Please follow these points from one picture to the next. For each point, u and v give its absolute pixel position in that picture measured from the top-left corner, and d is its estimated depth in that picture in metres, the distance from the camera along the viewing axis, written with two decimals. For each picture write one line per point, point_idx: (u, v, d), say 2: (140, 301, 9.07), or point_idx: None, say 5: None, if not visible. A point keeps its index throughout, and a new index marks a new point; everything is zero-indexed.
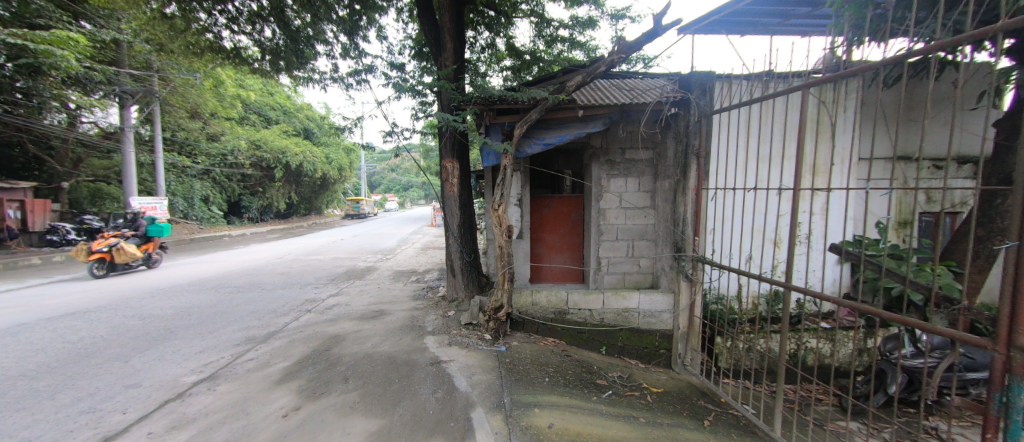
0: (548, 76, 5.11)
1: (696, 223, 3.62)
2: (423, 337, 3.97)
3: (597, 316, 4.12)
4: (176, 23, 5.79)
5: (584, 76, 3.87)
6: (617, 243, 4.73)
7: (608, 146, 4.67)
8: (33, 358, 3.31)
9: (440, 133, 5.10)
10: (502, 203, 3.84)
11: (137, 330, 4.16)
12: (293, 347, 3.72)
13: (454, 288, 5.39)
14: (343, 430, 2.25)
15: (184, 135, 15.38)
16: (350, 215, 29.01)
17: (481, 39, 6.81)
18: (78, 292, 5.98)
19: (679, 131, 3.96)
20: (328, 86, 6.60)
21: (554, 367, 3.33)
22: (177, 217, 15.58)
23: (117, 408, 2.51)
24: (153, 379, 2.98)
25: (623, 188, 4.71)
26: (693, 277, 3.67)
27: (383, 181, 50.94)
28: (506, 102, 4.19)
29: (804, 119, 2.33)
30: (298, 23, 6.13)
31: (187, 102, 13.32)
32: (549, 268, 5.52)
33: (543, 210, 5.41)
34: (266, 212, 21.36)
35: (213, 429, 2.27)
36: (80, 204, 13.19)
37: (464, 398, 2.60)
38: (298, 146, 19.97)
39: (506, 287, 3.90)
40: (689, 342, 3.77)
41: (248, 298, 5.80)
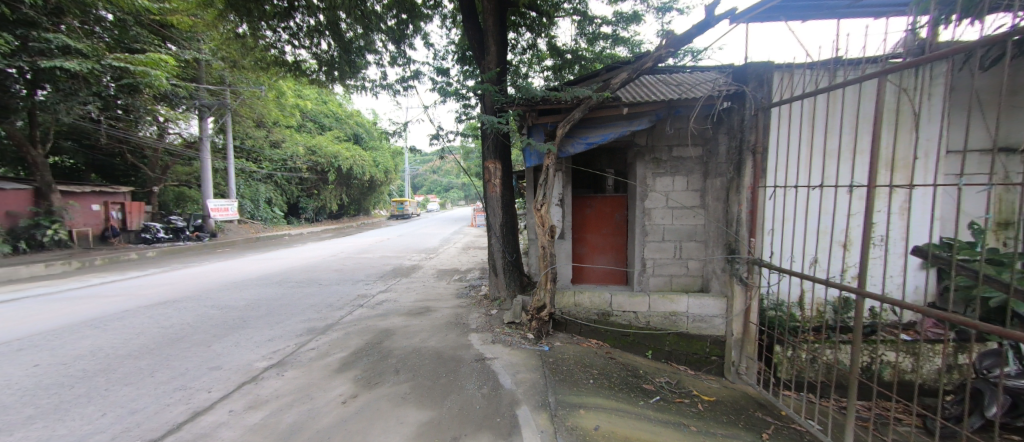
0: (591, 74, 5.06)
1: (751, 223, 3.40)
2: (468, 334, 4.08)
3: (642, 319, 4.01)
4: (247, 42, 6.40)
5: (630, 73, 3.77)
6: (663, 244, 4.58)
7: (655, 144, 4.52)
8: (135, 340, 3.80)
9: (483, 136, 5.20)
10: (546, 203, 3.82)
11: (217, 318, 4.65)
12: (349, 339, 3.98)
13: (497, 287, 5.48)
14: (397, 419, 2.37)
15: (252, 143, 16.91)
16: (396, 216, 30.41)
17: (523, 41, 6.86)
18: (168, 284, 6.78)
19: (733, 126, 3.75)
20: (378, 94, 6.96)
21: (599, 369, 3.28)
22: (245, 217, 17.16)
23: (204, 387, 2.82)
24: (230, 363, 3.31)
25: (671, 187, 4.54)
26: (749, 281, 3.46)
27: (426, 183, 52.80)
28: (549, 102, 4.20)
29: (881, 108, 2.11)
30: (350, 35, 6.52)
31: (254, 112, 14.61)
32: (592, 269, 5.45)
33: (586, 210, 5.36)
34: (321, 213, 22.95)
35: (284, 411, 2.48)
36: (167, 207, 15.12)
37: (509, 395, 2.64)
38: (349, 151, 21.24)
39: (549, 287, 3.91)
40: (746, 350, 3.54)
41: (307, 292, 6.28)
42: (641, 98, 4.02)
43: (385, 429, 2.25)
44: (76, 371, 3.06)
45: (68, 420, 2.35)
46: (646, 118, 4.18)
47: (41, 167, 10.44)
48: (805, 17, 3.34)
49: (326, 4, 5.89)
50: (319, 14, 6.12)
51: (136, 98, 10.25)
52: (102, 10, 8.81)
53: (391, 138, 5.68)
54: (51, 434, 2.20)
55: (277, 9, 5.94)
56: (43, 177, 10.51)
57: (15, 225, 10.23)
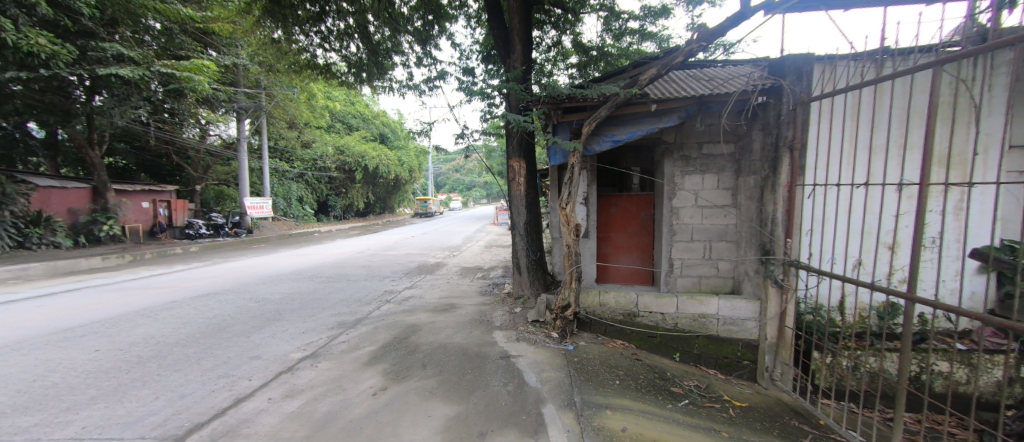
0: (617, 70, 4.98)
1: (788, 223, 3.25)
2: (492, 331, 4.12)
3: (670, 320, 3.92)
4: (282, 46, 6.67)
5: (658, 68, 3.68)
6: (692, 243, 4.45)
7: (683, 141, 4.40)
8: (182, 330, 4.05)
9: (508, 135, 5.22)
10: (571, 202, 3.79)
11: (255, 310, 4.90)
12: (377, 333, 4.10)
13: (520, 285, 5.49)
14: (425, 412, 2.42)
15: (285, 143, 17.63)
16: (419, 214, 30.99)
17: (548, 38, 6.82)
18: (209, 277, 7.19)
19: (768, 123, 3.60)
20: (404, 94, 7.11)
21: (625, 370, 3.24)
22: (279, 215, 17.94)
23: (245, 375, 2.98)
24: (268, 353, 3.48)
25: (700, 185, 4.41)
26: (785, 284, 3.31)
27: (449, 181, 53.47)
28: (575, 100, 4.16)
29: (935, 101, 1.97)
30: (378, 37, 6.68)
31: (286, 114, 15.21)
32: (617, 269, 5.37)
33: (611, 209, 5.29)
34: (348, 211, 23.69)
35: (319, 400, 2.59)
36: (209, 204, 16.02)
37: (535, 393, 2.65)
38: (376, 150, 21.79)
39: (573, 287, 3.89)
40: (781, 355, 3.38)
41: (337, 287, 6.51)
42: (669, 94, 3.92)
43: (414, 422, 2.30)
44: (131, 357, 3.29)
45: (126, 401, 2.53)
46: (675, 114, 4.07)
47: (97, 167, 11.26)
48: (848, 6, 3.15)
49: (356, 7, 6.06)
50: (348, 18, 6.31)
51: (181, 102, 10.86)
52: (151, 19, 9.38)
53: (417, 137, 5.79)
54: (112, 413, 2.38)
55: (309, 14, 6.16)
56: (100, 176, 11.34)
57: (75, 220, 11.17)
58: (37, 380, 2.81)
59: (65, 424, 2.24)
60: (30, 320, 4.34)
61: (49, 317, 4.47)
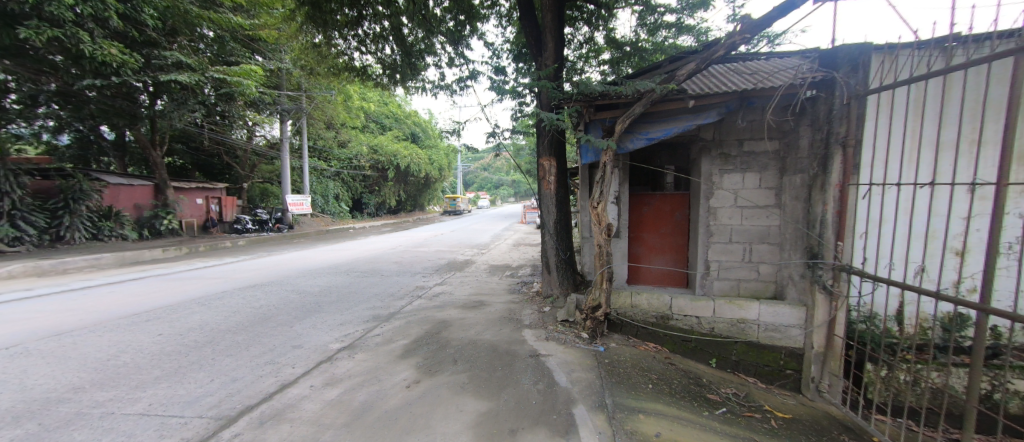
0: (652, 66, 4.85)
1: (840, 225, 3.04)
2: (522, 329, 4.13)
3: (706, 324, 3.77)
4: (322, 50, 6.98)
5: (698, 63, 3.53)
6: (731, 245, 4.27)
7: (723, 138, 4.23)
8: (233, 318, 4.35)
9: (538, 133, 5.21)
10: (602, 201, 3.72)
11: (296, 302, 5.18)
12: (410, 327, 4.22)
13: (549, 284, 5.46)
14: (456, 407, 2.46)
15: (323, 143, 18.44)
16: (448, 212, 31.51)
17: (580, 35, 6.73)
18: (255, 269, 7.66)
19: (818, 118, 3.38)
20: (436, 94, 7.25)
21: (658, 374, 3.15)
22: (317, 211, 18.82)
23: (289, 363, 3.16)
24: (309, 343, 3.66)
25: (740, 184, 4.21)
26: (835, 290, 3.10)
27: (478, 180, 54.09)
28: (608, 98, 4.08)
29: (1017, 91, 1.78)
30: (412, 39, 6.84)
31: (325, 115, 15.89)
32: (649, 270, 5.24)
33: (643, 209, 5.17)
34: (381, 208, 24.49)
35: (357, 390, 2.70)
36: (255, 201, 17.02)
37: (565, 393, 2.64)
38: (407, 150, 22.39)
39: (604, 287, 3.83)
40: (829, 365, 3.16)
41: (371, 282, 6.75)
42: (709, 89, 3.77)
43: (446, 415, 2.35)
44: (188, 342, 3.56)
45: (186, 382, 2.75)
46: (714, 111, 3.92)
47: (158, 166, 12.24)
48: None
49: (391, 10, 6.22)
50: (384, 21, 6.50)
51: (232, 106, 11.58)
52: (205, 28, 10.06)
53: (449, 137, 5.89)
54: (174, 393, 2.58)
55: (348, 18, 6.39)
56: (161, 175, 12.35)
57: (140, 215, 12.23)
58: (111, 359, 3.10)
59: (134, 400, 2.45)
60: (103, 305, 4.80)
61: (119, 303, 4.92)
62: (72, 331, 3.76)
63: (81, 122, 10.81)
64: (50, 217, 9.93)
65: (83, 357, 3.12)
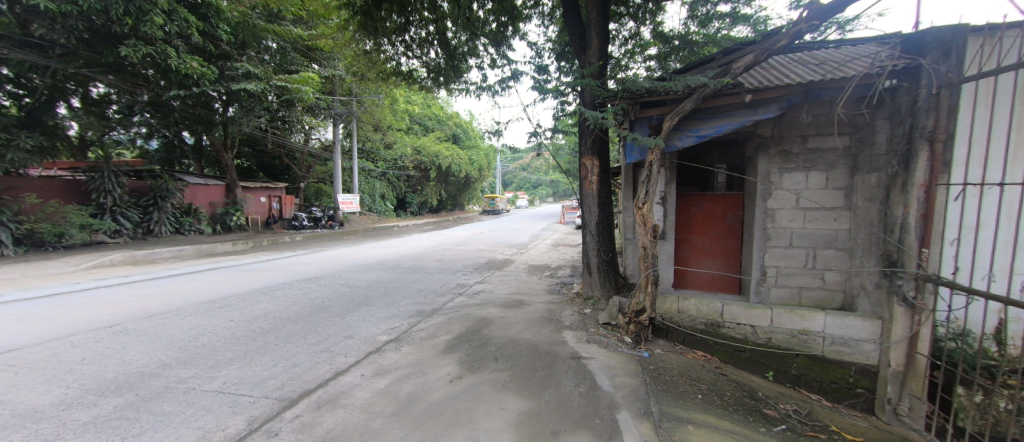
0: (703, 59, 4.64)
1: (925, 230, 2.73)
2: (562, 330, 4.10)
3: (762, 334, 3.54)
4: (372, 57, 7.35)
5: (757, 54, 3.30)
6: (791, 250, 3.96)
7: (783, 135, 3.94)
8: (293, 308, 4.70)
9: (581, 132, 5.13)
10: (648, 202, 3.57)
11: (348, 295, 5.49)
12: (453, 323, 4.33)
13: (590, 286, 5.35)
14: (499, 404, 2.48)
15: (371, 145, 19.38)
16: (487, 211, 31.95)
17: (625, 31, 6.55)
18: (311, 263, 8.22)
19: (900, 111, 3.04)
20: (478, 95, 7.36)
21: (708, 385, 2.98)
22: (365, 210, 19.85)
23: (342, 352, 3.35)
24: (359, 334, 3.87)
25: (803, 184, 3.89)
26: (918, 303, 2.76)
27: (516, 180, 54.46)
28: (655, 94, 3.93)
29: None
30: (456, 42, 7.01)
31: (373, 119, 16.70)
32: (697, 274, 4.98)
33: (691, 210, 4.92)
34: (424, 207, 25.36)
35: (404, 381, 2.81)
36: (310, 200, 18.27)
37: (608, 398, 2.57)
38: (448, 150, 23.06)
39: (649, 291, 3.69)
40: (909, 386, 2.83)
41: (414, 278, 7.00)
42: (769, 83, 3.52)
43: (488, 412, 2.37)
44: (255, 328, 3.89)
45: (253, 365, 3.00)
46: (774, 105, 3.66)
47: (229, 167, 13.49)
48: None
49: (436, 15, 6.41)
50: (429, 25, 6.70)
51: (291, 111, 12.53)
52: (270, 41, 11.00)
53: (491, 137, 5.97)
54: (244, 374, 2.83)
55: (396, 25, 6.62)
56: (231, 176, 13.60)
57: (214, 211, 13.61)
58: (192, 341, 3.46)
59: (211, 379, 2.72)
60: (184, 292, 5.35)
61: (197, 290, 5.46)
62: (161, 314, 4.23)
63: (167, 128, 12.13)
64: (143, 213, 11.24)
65: (169, 337, 3.50)
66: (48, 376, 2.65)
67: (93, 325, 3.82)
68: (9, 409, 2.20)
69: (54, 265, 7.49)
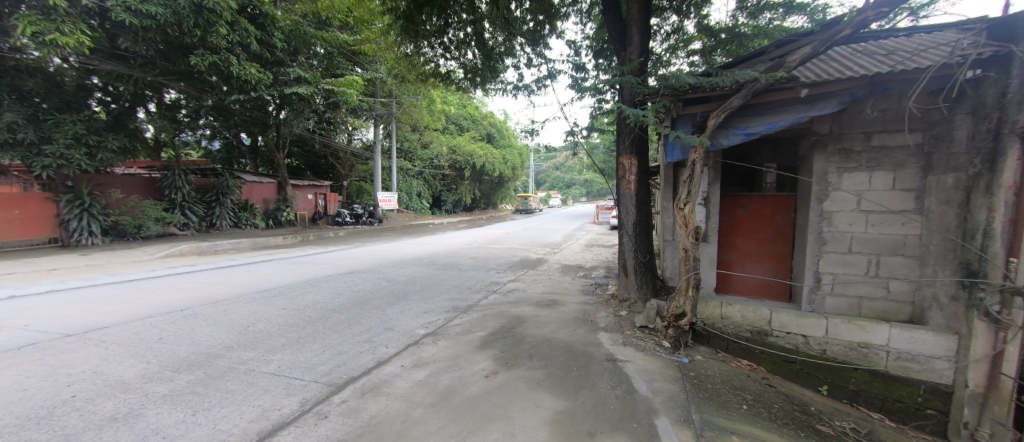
0: (753, 53, 4.41)
1: (1015, 238, 2.45)
2: (597, 332, 4.04)
3: (816, 345, 3.34)
4: (412, 60, 7.59)
5: (816, 46, 3.09)
6: (850, 256, 3.67)
7: (843, 132, 3.66)
8: (338, 299, 4.97)
9: (620, 130, 5.02)
10: (690, 202, 3.43)
11: (387, 289, 5.72)
12: (488, 320, 4.39)
13: (627, 288, 5.23)
14: (534, 402, 2.49)
15: (409, 145, 20.02)
16: (520, 211, 32.13)
17: (667, 25, 6.34)
18: (353, 258, 8.65)
19: (987, 104, 2.72)
20: (514, 95, 7.38)
21: (755, 396, 2.83)
22: (403, 208, 20.55)
23: (383, 343, 3.50)
24: (398, 327, 4.02)
25: (866, 185, 3.58)
26: (1005, 319, 2.47)
27: (549, 180, 54.26)
28: (700, 91, 3.78)
29: None
30: (493, 42, 7.09)
31: (412, 119, 17.23)
32: (741, 279, 4.73)
33: (736, 212, 4.69)
34: (458, 205, 25.91)
35: (442, 374, 2.90)
36: (352, 198, 19.19)
37: (646, 403, 2.51)
38: (483, 150, 23.43)
39: (690, 295, 3.55)
40: (991, 411, 2.54)
41: (449, 275, 7.16)
42: (829, 76, 3.27)
43: (524, 409, 2.39)
44: (304, 316, 4.15)
45: (304, 351, 3.21)
46: (834, 99, 3.41)
47: (280, 166, 14.42)
48: None
49: (474, 16, 6.51)
50: (467, 27, 6.81)
51: (337, 112, 13.23)
52: (318, 47, 11.69)
53: (526, 136, 5.99)
54: (296, 358, 3.04)
55: (435, 27, 6.78)
56: (282, 174, 14.55)
57: (267, 207, 14.67)
58: (250, 326, 3.74)
59: (268, 362, 2.93)
60: (243, 281, 5.81)
61: (253, 280, 5.91)
62: (223, 300, 4.62)
63: (228, 130, 13.17)
64: (206, 208, 12.34)
65: (231, 322, 3.81)
66: (132, 352, 2.97)
67: (167, 308, 4.23)
68: (102, 380, 2.49)
69: (134, 253, 8.36)
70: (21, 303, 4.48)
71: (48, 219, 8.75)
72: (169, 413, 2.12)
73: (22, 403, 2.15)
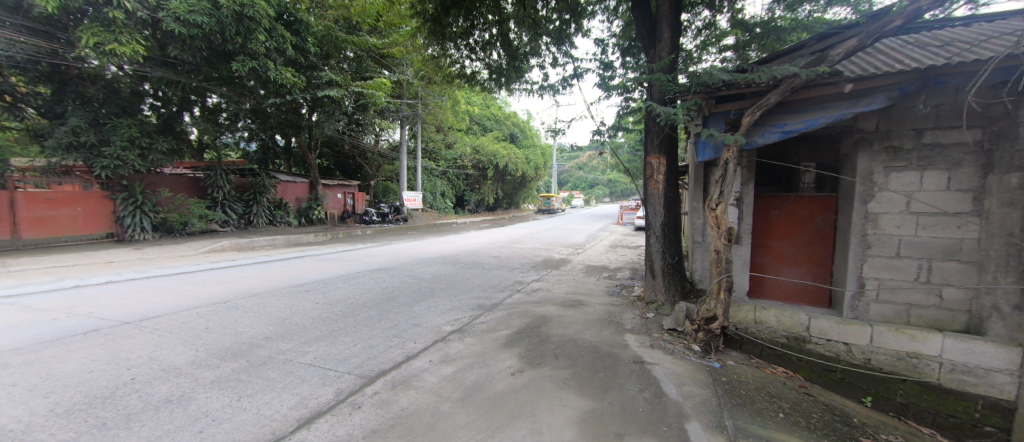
0: (793, 47, 4.23)
1: None
2: (624, 333, 3.98)
3: (859, 354, 3.18)
4: (438, 62, 7.72)
5: (863, 38, 2.93)
6: (898, 261, 3.45)
7: (891, 129, 3.46)
8: (367, 294, 5.14)
9: (648, 129, 4.93)
10: (722, 203, 3.32)
11: (413, 286, 5.86)
12: (513, 318, 4.43)
13: (654, 290, 5.11)
14: (561, 401, 2.49)
15: (433, 145, 20.36)
16: (542, 211, 32.04)
17: (699, 21, 6.17)
18: (380, 255, 8.91)
19: None
20: (540, 95, 7.37)
21: (792, 404, 2.72)
22: (427, 207, 20.95)
23: (411, 338, 3.59)
24: (426, 323, 4.11)
25: (917, 185, 3.37)
26: None
27: (572, 179, 54.00)
28: (734, 87, 3.66)
29: None
30: (518, 43, 7.11)
31: (437, 120, 17.53)
32: (776, 283, 4.54)
33: (771, 212, 4.50)
34: (480, 205, 26.17)
35: (469, 370, 2.95)
36: (379, 197, 19.75)
37: (675, 406, 2.46)
38: (506, 150, 23.57)
39: (722, 298, 3.44)
40: None
41: (473, 273, 7.24)
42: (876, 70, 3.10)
43: (550, 408, 2.39)
44: (337, 311, 4.31)
45: (338, 343, 3.34)
46: (882, 94, 3.22)
47: (312, 166, 15.01)
48: None
49: (500, 17, 6.54)
50: (493, 28, 6.85)
51: (366, 114, 13.64)
52: (349, 50, 12.14)
53: (551, 136, 5.97)
54: (331, 350, 3.16)
55: (461, 29, 6.85)
56: (314, 174, 15.15)
57: (300, 206, 15.32)
58: (287, 318, 3.93)
59: (304, 352, 3.07)
60: (279, 275, 6.10)
61: (287, 275, 6.20)
62: (262, 293, 4.87)
63: (264, 132, 13.82)
64: (245, 206, 13.00)
65: (270, 314, 4.02)
66: (182, 340, 3.18)
67: (213, 300, 4.51)
68: (157, 365, 2.68)
69: (181, 248, 8.93)
70: (86, 292, 4.89)
71: (106, 216, 9.46)
72: (217, 398, 2.26)
73: (90, 384, 2.35)
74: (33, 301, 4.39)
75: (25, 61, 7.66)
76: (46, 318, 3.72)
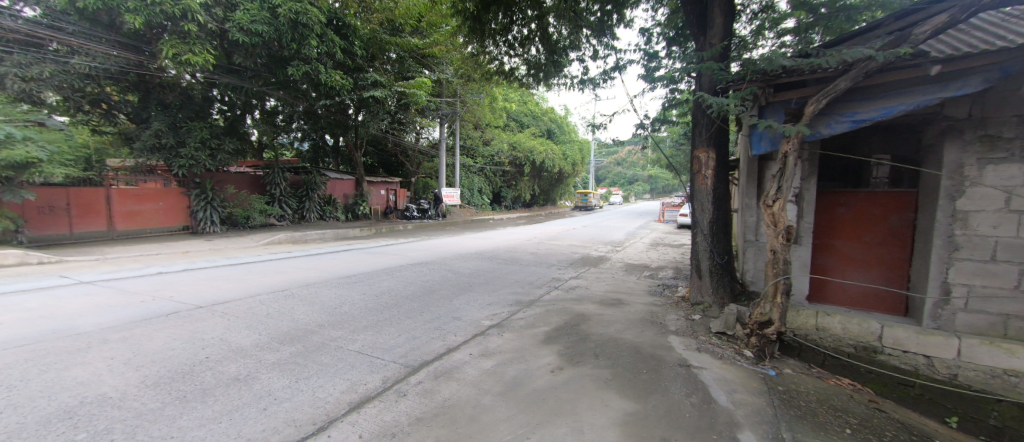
0: (865, 27, 3.83)
1: None
2: (668, 335, 3.82)
3: (943, 368, 2.88)
4: (477, 59, 7.82)
5: (955, 14, 2.61)
6: (993, 266, 3.03)
7: (986, 116, 3.04)
8: (409, 287, 5.32)
9: (695, 121, 4.70)
10: (780, 199, 3.08)
11: (452, 280, 5.99)
12: (551, 315, 4.40)
13: (699, 290, 4.86)
14: (602, 401, 2.44)
15: (471, 143, 20.62)
16: (579, 207, 31.57)
17: (754, 4, 5.76)
18: (419, 250, 9.20)
19: None
20: (579, 89, 7.22)
21: (860, 419, 2.48)
22: (465, 203, 21.32)
23: (451, 331, 3.67)
24: (465, 317, 4.18)
25: (1020, 179, 2.94)
26: None
27: (610, 175, 52.78)
28: (795, 74, 3.38)
29: None
30: (557, 37, 7.00)
31: (475, 117, 17.68)
32: (841, 286, 4.16)
33: (837, 210, 4.14)
34: (517, 201, 26.26)
35: (508, 365, 2.96)
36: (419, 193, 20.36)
37: (727, 415, 2.33)
38: (543, 146, 23.45)
39: (779, 302, 3.19)
40: None
41: (511, 269, 7.28)
42: (970, 49, 2.73)
43: (591, 407, 2.34)
44: (382, 302, 4.51)
45: (382, 333, 3.47)
46: (977, 76, 2.83)
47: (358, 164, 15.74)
48: None
49: (539, 12, 6.47)
50: (532, 23, 6.79)
51: (408, 113, 14.06)
52: (392, 52, 12.55)
53: (591, 130, 5.84)
54: (377, 340, 3.30)
55: (500, 25, 6.84)
56: (359, 172, 15.88)
57: (347, 201, 16.15)
58: (337, 307, 4.16)
59: (353, 341, 3.24)
60: (328, 267, 6.48)
61: (335, 267, 6.57)
62: (314, 283, 5.20)
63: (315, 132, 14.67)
64: (298, 201, 13.88)
65: (322, 303, 4.27)
66: (247, 324, 3.46)
67: (272, 288, 4.88)
68: (227, 345, 2.94)
69: (243, 240, 9.72)
70: (167, 278, 5.48)
71: (182, 210, 10.52)
72: (277, 379, 2.44)
73: (172, 360, 2.62)
74: (125, 285, 4.99)
75: (117, 73, 8.49)
76: (136, 300, 4.20)
